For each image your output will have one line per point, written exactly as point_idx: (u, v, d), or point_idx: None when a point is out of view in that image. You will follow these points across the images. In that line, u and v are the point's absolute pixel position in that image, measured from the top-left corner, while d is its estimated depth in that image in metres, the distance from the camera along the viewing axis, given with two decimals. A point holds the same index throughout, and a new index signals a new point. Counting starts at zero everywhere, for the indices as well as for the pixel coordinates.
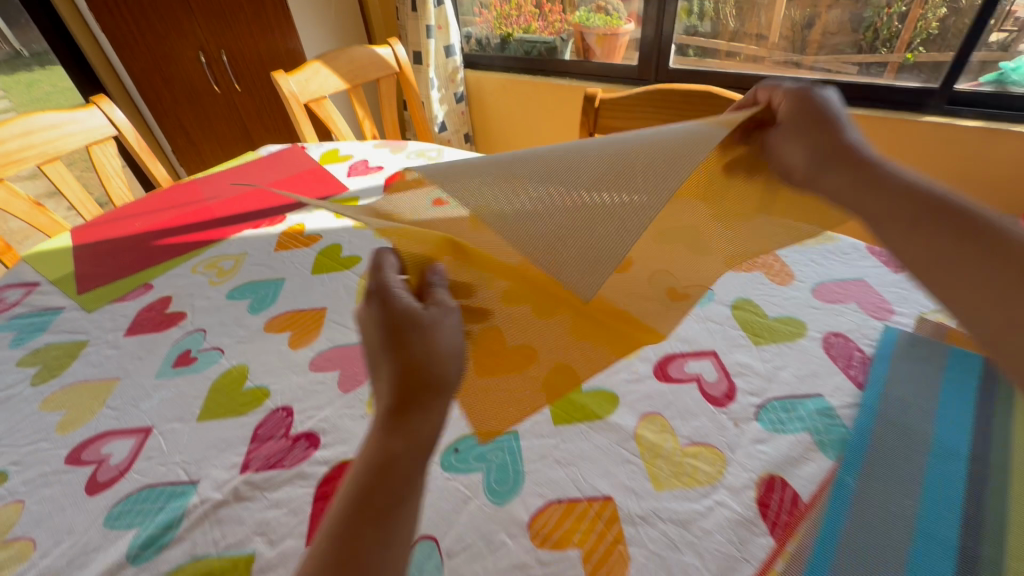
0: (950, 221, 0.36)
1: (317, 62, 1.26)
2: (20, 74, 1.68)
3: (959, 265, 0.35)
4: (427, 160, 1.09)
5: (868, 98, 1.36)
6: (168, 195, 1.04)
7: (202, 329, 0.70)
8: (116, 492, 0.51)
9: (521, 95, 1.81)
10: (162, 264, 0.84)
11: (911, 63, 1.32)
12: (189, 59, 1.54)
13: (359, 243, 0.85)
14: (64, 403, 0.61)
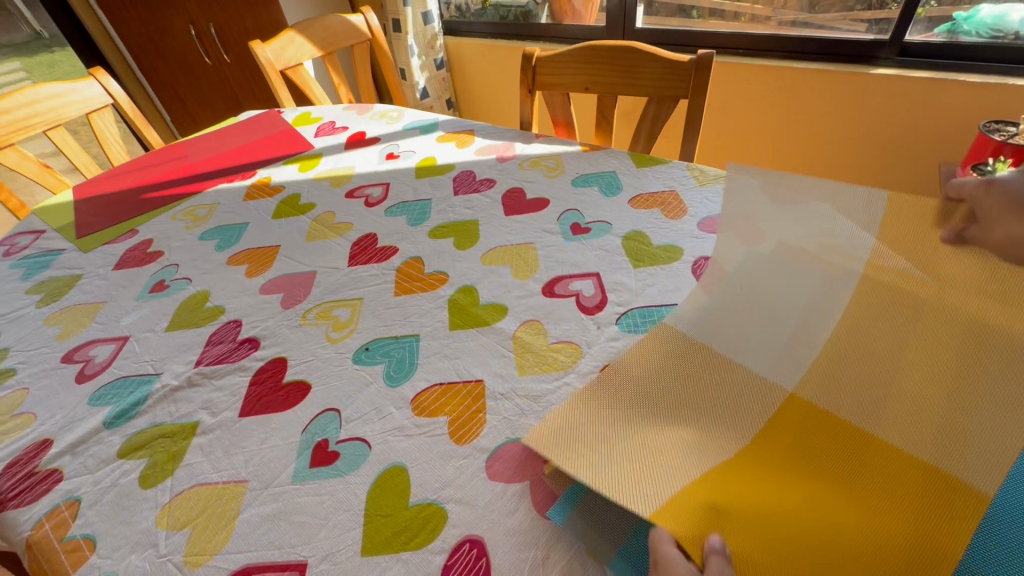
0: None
1: (292, 31, 1.34)
2: (40, 55, 1.82)
3: None
4: (387, 120, 1.18)
5: (837, 55, 1.36)
6: (157, 155, 1.16)
7: (176, 264, 0.83)
8: (98, 381, 0.64)
9: (497, 60, 1.86)
10: (148, 213, 0.97)
11: (924, 17, 1.24)
12: (181, 33, 1.64)
13: (316, 193, 0.95)
14: (62, 320, 0.74)
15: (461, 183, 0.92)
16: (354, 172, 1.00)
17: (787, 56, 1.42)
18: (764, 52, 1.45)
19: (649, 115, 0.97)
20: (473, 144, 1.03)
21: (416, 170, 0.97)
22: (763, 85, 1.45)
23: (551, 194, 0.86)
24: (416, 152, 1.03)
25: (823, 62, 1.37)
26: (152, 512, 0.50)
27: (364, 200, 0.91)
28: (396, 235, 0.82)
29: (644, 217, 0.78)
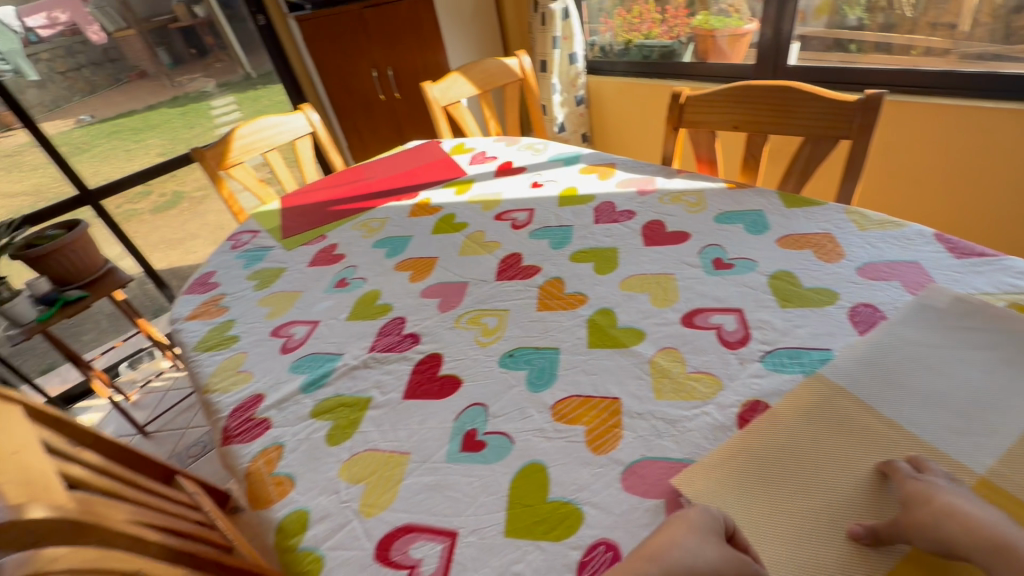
0: None
1: (457, 73, 1.53)
2: (247, 92, 2.22)
3: None
4: (533, 152, 1.28)
5: None
6: (342, 176, 1.39)
7: (355, 265, 0.98)
8: (296, 354, 0.79)
9: (635, 97, 1.92)
10: (335, 221, 1.16)
11: None
12: (365, 75, 1.90)
13: (469, 214, 1.07)
14: (271, 302, 0.93)
15: (602, 213, 0.97)
16: (502, 198, 1.10)
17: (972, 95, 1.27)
18: (936, 91, 1.33)
19: (803, 154, 0.94)
20: (614, 177, 1.08)
21: (559, 199, 1.05)
22: (935, 127, 1.32)
23: (691, 229, 0.87)
24: (559, 183, 1.11)
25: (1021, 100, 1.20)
26: (335, 465, 0.60)
27: (511, 222, 1.00)
28: (539, 256, 0.89)
29: (794, 258, 0.76)
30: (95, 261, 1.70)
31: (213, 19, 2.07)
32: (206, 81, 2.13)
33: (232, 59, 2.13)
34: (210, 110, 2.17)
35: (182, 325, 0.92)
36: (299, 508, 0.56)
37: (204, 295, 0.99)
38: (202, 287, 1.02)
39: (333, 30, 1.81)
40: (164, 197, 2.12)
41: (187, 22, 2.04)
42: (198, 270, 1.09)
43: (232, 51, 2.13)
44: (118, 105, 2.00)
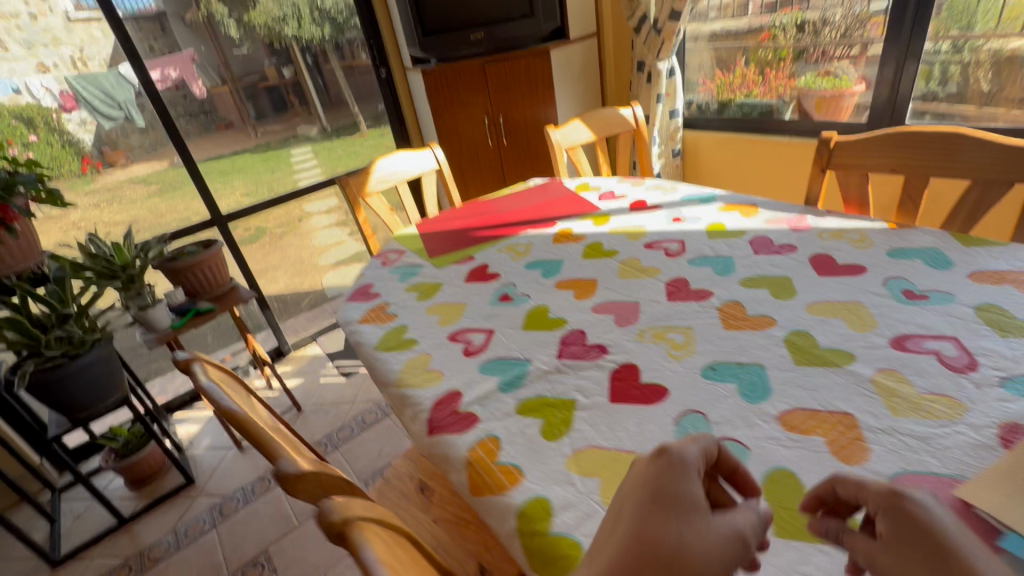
0: None
1: (578, 120, 1.63)
2: (327, 142, 2.31)
3: None
4: (662, 192, 1.33)
5: None
6: (472, 208, 1.48)
7: (513, 283, 1.02)
8: (481, 358, 0.81)
9: (736, 151, 1.99)
10: (479, 245, 1.22)
11: None
12: (477, 123, 2.03)
13: (616, 242, 1.11)
14: (438, 312, 0.97)
15: (759, 246, 0.99)
16: (646, 230, 1.14)
17: None
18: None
19: (969, 198, 0.94)
20: (759, 215, 1.11)
21: (707, 232, 1.08)
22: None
23: (865, 262, 0.88)
24: (702, 218, 1.14)
25: None
26: (560, 459, 0.61)
27: (664, 251, 1.03)
28: (707, 281, 0.91)
29: (995, 292, 0.75)
30: (222, 277, 1.83)
31: (298, 79, 2.18)
32: (308, 128, 2.25)
33: (311, 115, 2.23)
34: (288, 158, 2.24)
35: (354, 328, 0.96)
36: (538, 496, 0.56)
37: (368, 303, 1.05)
38: (364, 296, 1.08)
39: (454, 82, 1.94)
40: (248, 232, 2.17)
41: (275, 82, 2.15)
42: (354, 283, 1.16)
43: (312, 107, 2.24)
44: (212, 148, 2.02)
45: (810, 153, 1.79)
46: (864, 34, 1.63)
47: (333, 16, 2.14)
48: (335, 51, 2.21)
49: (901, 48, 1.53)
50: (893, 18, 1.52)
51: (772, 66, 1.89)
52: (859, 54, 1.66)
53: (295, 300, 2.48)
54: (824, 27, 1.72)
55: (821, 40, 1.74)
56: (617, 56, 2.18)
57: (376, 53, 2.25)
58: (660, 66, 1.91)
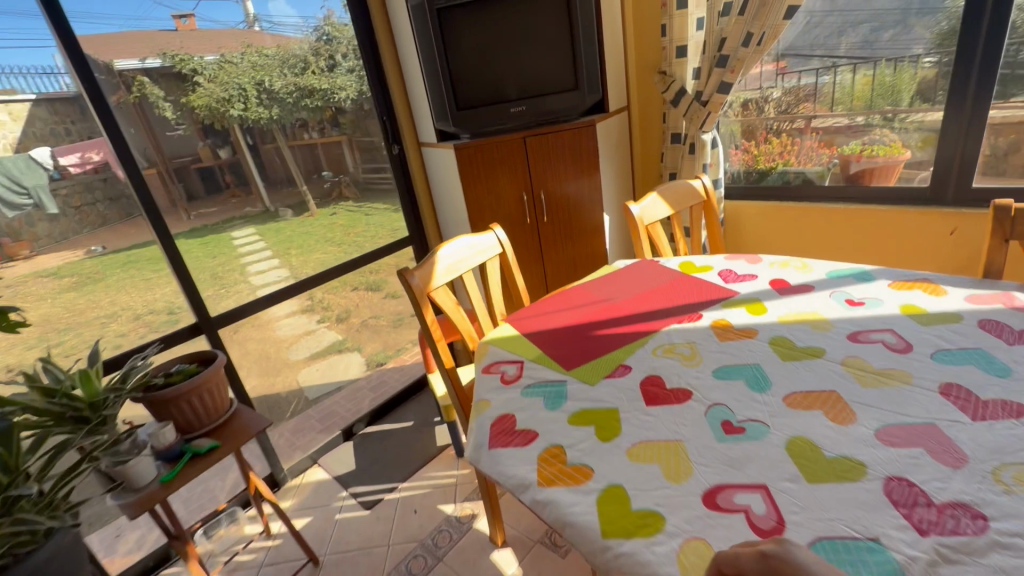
0: None
1: (654, 193, 1.48)
2: (269, 224, 1.84)
3: None
4: (795, 269, 1.17)
5: None
6: (567, 298, 1.24)
7: (722, 402, 0.78)
8: (794, 540, 0.55)
9: (784, 219, 1.92)
10: (620, 348, 0.97)
11: None
12: (514, 199, 1.86)
13: (806, 335, 0.91)
14: (652, 458, 0.69)
15: (999, 332, 0.82)
16: (827, 317, 0.96)
17: None
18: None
19: None
20: (949, 292, 0.96)
21: (910, 317, 0.91)
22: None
23: None
24: (883, 299, 0.98)
25: None
26: None
27: (882, 345, 0.85)
28: (993, 386, 0.71)
29: None
30: (222, 400, 1.42)
31: (238, 159, 1.71)
32: (284, 209, 1.88)
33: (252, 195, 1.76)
34: (230, 242, 1.73)
35: (546, 497, 0.66)
36: None
37: (532, 448, 0.75)
38: (514, 437, 0.78)
39: (489, 156, 1.78)
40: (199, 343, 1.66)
41: (206, 161, 1.64)
42: (480, 414, 0.86)
43: (254, 188, 1.77)
44: (132, 236, 1.48)
45: (867, 219, 1.74)
46: (901, 109, 1.64)
47: (282, 99, 1.81)
48: (280, 132, 1.82)
49: (962, 120, 1.53)
50: (950, 88, 1.52)
51: (806, 138, 1.88)
52: (900, 124, 1.66)
53: (282, 406, 2.04)
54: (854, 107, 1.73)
55: (834, 117, 1.77)
56: (643, 128, 2.12)
57: (320, 130, 1.92)
58: (704, 136, 1.85)
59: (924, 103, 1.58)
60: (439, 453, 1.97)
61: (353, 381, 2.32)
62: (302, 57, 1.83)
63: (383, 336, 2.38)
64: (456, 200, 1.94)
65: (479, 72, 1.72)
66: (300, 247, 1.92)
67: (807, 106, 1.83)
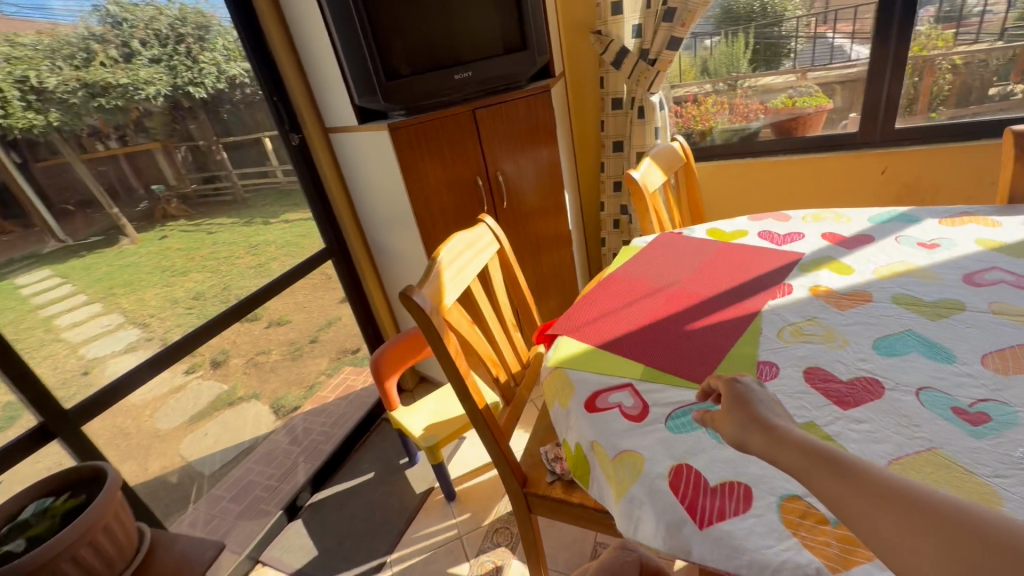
0: None
1: (648, 159, 1.33)
2: (73, 261, 1.16)
3: None
4: (831, 220, 1.11)
5: None
6: (613, 291, 1.01)
7: (927, 386, 0.64)
8: None
9: (730, 178, 1.94)
10: (740, 344, 0.78)
11: None
12: (468, 184, 1.56)
13: (924, 288, 0.82)
14: (928, 484, 0.52)
15: None
16: (920, 265, 0.88)
17: None
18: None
19: None
20: (1002, 221, 0.96)
21: (997, 251, 0.87)
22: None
23: None
24: (953, 238, 0.94)
25: None
26: None
27: (1006, 284, 0.79)
28: None
29: None
30: (127, 535, 0.91)
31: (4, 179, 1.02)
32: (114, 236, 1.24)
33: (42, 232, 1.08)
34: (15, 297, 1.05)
35: None
36: None
37: (765, 509, 0.52)
38: (722, 499, 0.54)
39: (435, 135, 1.46)
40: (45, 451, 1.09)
41: None
42: (637, 474, 0.61)
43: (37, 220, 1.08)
44: None
45: (807, 169, 1.82)
46: (815, 62, 1.77)
47: (63, 100, 1.12)
48: (64, 145, 1.13)
49: (886, 64, 1.64)
50: (876, 31, 1.61)
51: (735, 96, 1.93)
52: (819, 76, 1.78)
53: (182, 493, 1.53)
54: (773, 64, 1.83)
55: (765, 73, 1.85)
56: (577, 97, 1.96)
57: (120, 139, 1.25)
58: (652, 98, 1.73)
59: (842, 55, 1.71)
60: (422, 503, 1.62)
61: (264, 439, 1.81)
62: (77, 43, 1.14)
63: (282, 375, 1.86)
64: (391, 194, 1.56)
65: (410, 29, 1.38)
66: (127, 285, 1.28)
67: (734, 62, 1.87)
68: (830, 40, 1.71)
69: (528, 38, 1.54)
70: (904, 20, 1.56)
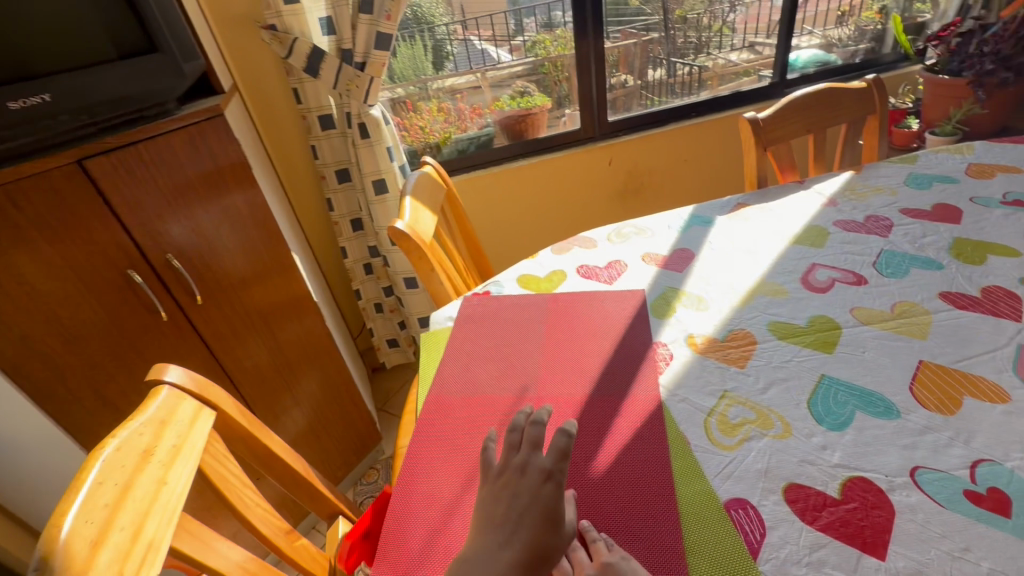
0: None
1: (409, 198, 0.97)
2: None
3: None
4: (636, 235, 0.97)
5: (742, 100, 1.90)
6: (449, 431, 0.62)
7: (919, 467, 0.49)
8: None
9: (480, 193, 1.73)
10: (683, 479, 0.52)
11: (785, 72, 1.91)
12: (112, 287, 0.89)
13: (788, 309, 0.71)
14: None
15: (860, 229, 0.86)
16: (758, 277, 0.79)
17: (725, 111, 1.86)
18: (685, 116, 1.84)
19: (848, 138, 1.13)
20: (774, 208, 0.97)
21: (800, 244, 0.85)
22: (701, 137, 1.83)
23: (937, 199, 0.90)
24: (756, 236, 0.89)
25: (742, 105, 1.87)
26: None
27: (842, 283, 0.74)
28: (958, 281, 0.71)
29: (1014, 180, 0.91)
30: None
31: None
32: None
33: None
34: None
35: None
36: None
37: None
38: None
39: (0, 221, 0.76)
40: None
41: None
42: None
43: None
44: None
45: (548, 170, 1.76)
46: (520, 61, 1.72)
47: None
48: None
49: (587, 61, 1.68)
50: (575, 26, 1.62)
51: (454, 102, 1.73)
52: (529, 78, 1.75)
53: None
54: (484, 65, 1.71)
55: (481, 76, 1.72)
56: (264, 116, 1.41)
57: None
58: (373, 112, 1.33)
59: (545, 56, 1.70)
60: None
61: None
62: None
63: None
64: None
65: None
66: None
67: (445, 63, 1.67)
68: (473, 42, 1.66)
69: (145, 18, 0.86)
70: (535, 24, 1.65)
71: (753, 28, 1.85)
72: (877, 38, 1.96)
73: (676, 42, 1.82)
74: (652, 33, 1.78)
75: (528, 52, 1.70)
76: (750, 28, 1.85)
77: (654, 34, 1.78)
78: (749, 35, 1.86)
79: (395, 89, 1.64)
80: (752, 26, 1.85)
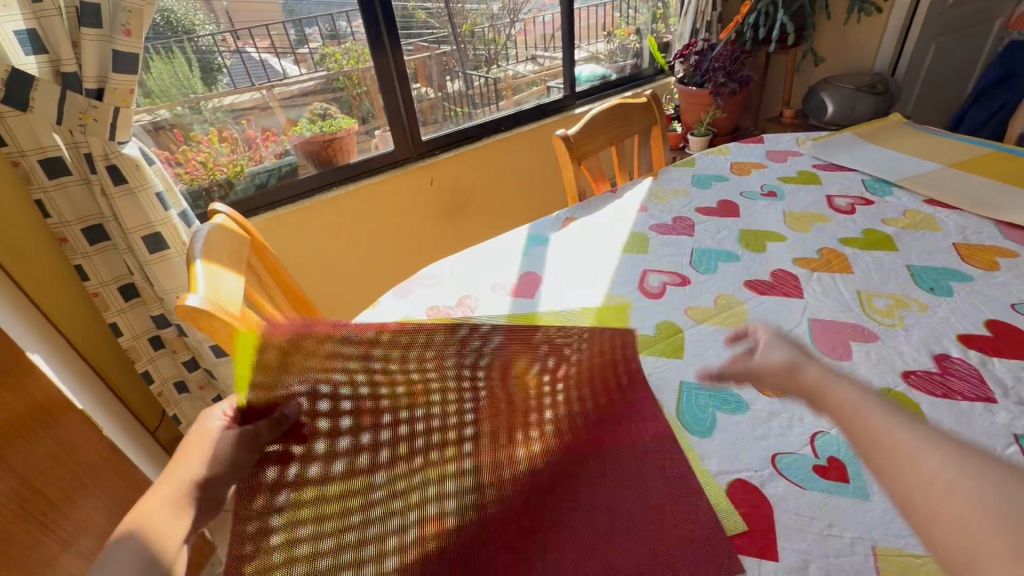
0: (894, 139, 1.20)
1: (200, 261, 0.76)
2: None
3: (903, 138, 1.19)
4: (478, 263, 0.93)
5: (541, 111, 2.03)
6: None
7: (777, 454, 0.54)
8: None
9: (290, 229, 1.50)
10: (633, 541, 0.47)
11: None
12: None
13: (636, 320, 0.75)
14: None
15: (672, 231, 0.96)
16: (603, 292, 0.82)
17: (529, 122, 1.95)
18: (497, 129, 1.88)
19: (640, 146, 1.27)
20: (599, 217, 1.03)
21: (629, 251, 0.91)
22: (513, 148, 1.89)
23: (718, 197, 1.06)
24: (591, 249, 0.93)
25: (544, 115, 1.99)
26: None
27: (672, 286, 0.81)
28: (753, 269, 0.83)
29: (763, 176, 1.13)
30: None
31: None
32: None
33: None
34: None
35: None
36: None
37: None
38: None
39: None
40: None
41: None
42: None
43: None
44: None
45: (367, 195, 1.62)
46: (311, 77, 1.57)
47: None
48: None
49: (389, 78, 1.59)
50: (368, 40, 1.51)
51: (236, 129, 1.48)
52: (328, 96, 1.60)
53: None
54: (268, 83, 1.50)
55: (266, 95, 1.51)
56: None
57: None
58: (128, 150, 1.05)
59: (342, 71, 1.58)
60: None
61: None
62: None
63: None
64: None
65: None
66: None
67: (218, 84, 1.42)
68: (249, 54, 1.45)
69: None
70: (324, 36, 1.51)
71: (536, 46, 2.00)
72: (636, 54, 2.29)
73: (467, 54, 1.86)
74: (447, 48, 1.79)
75: (317, 65, 1.55)
76: (534, 45, 1.99)
77: (448, 49, 1.79)
78: (535, 51, 2.00)
79: (156, 110, 1.32)
80: (535, 43, 1.99)
